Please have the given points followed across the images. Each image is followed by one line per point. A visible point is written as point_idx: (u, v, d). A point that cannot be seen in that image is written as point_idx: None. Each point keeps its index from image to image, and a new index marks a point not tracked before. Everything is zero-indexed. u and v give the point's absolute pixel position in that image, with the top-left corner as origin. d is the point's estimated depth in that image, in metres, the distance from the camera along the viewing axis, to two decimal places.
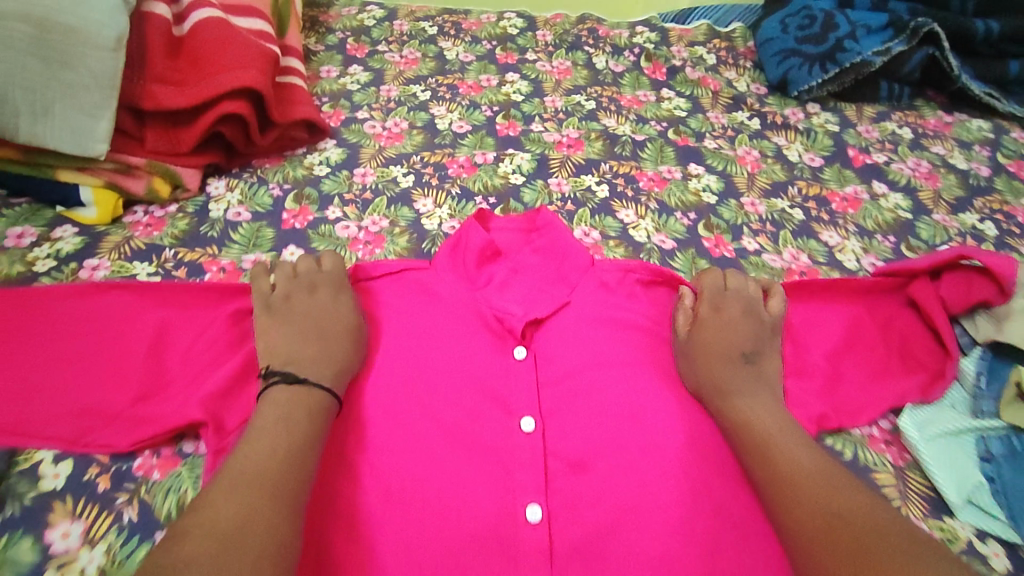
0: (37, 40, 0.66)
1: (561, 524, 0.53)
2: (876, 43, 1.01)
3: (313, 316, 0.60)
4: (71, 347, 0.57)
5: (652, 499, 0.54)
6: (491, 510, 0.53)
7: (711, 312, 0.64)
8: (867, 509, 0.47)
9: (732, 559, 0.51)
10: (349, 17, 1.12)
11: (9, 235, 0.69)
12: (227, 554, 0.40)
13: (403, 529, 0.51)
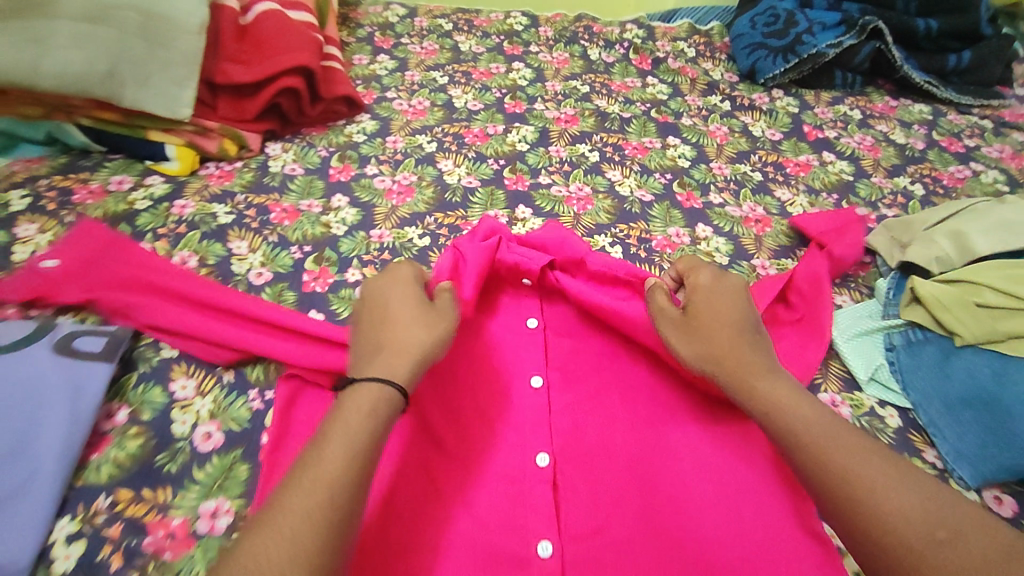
0: (142, 25, 0.83)
1: (556, 390, 0.68)
2: (830, 37, 1.17)
3: (366, 312, 0.61)
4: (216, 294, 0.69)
5: (627, 376, 0.70)
6: (505, 378, 0.69)
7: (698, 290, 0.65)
8: (933, 537, 0.46)
9: (688, 423, 0.66)
10: (376, 14, 1.29)
11: (112, 181, 0.85)
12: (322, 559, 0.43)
13: (437, 388, 0.67)
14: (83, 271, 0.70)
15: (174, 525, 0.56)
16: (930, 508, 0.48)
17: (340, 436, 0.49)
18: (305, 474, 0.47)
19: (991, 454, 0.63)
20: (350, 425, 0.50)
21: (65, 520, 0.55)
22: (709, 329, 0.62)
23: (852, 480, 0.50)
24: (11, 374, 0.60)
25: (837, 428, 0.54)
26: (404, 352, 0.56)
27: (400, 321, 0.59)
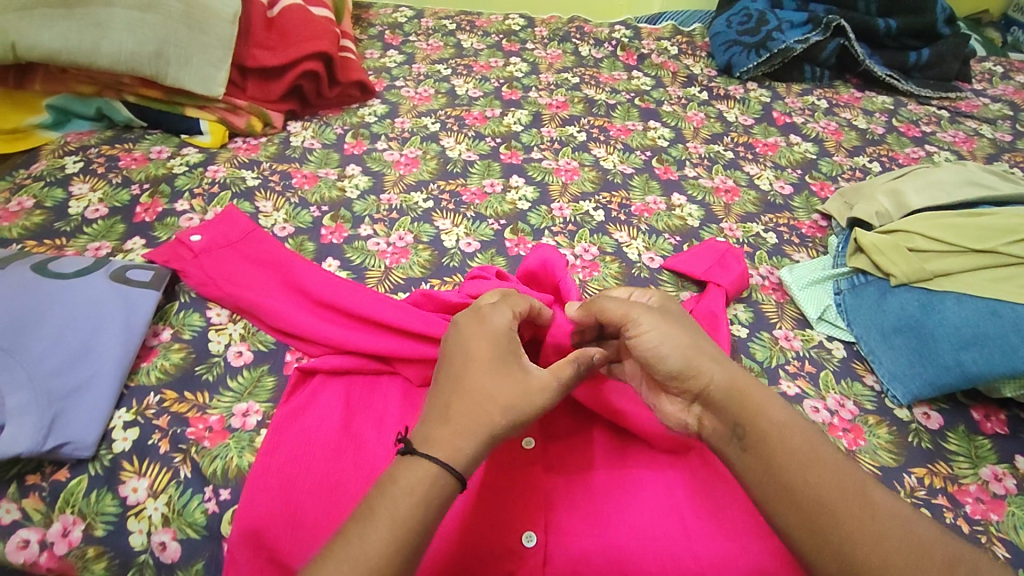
0: (185, 14, 0.95)
1: None
2: (798, 35, 1.30)
3: (441, 369, 0.54)
4: (320, 294, 0.72)
5: None
6: None
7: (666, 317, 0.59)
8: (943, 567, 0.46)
9: None
10: (387, 15, 1.42)
11: (153, 151, 0.96)
12: None
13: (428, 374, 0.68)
14: (214, 251, 0.76)
15: (212, 421, 0.65)
16: (942, 544, 0.47)
17: (382, 529, 0.44)
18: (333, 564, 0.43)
19: (918, 371, 0.72)
20: (398, 510, 0.45)
21: (121, 411, 0.64)
22: (684, 336, 0.57)
23: (863, 526, 0.47)
24: (73, 297, 0.68)
25: (836, 461, 0.51)
26: (471, 435, 0.49)
27: (474, 394, 0.51)
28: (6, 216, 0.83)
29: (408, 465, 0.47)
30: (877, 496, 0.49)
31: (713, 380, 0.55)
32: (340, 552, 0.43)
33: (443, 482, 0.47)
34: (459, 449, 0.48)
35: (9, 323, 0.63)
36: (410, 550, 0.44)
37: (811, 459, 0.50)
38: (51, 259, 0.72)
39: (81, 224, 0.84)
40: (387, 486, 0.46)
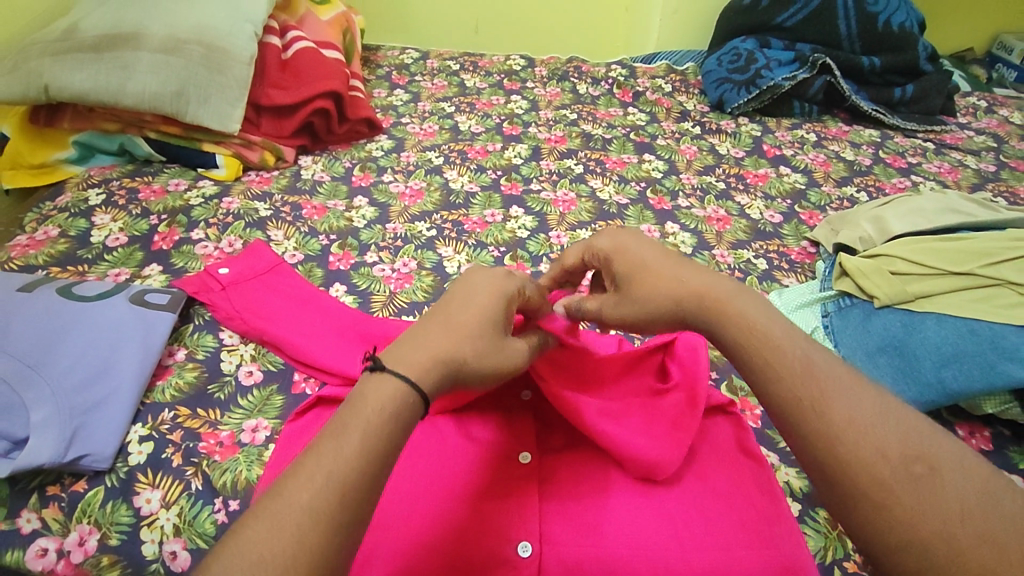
0: (206, 57, 1.01)
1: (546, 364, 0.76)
2: (785, 72, 1.36)
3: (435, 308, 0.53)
4: (342, 326, 0.76)
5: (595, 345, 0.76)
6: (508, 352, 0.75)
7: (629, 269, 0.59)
8: (908, 473, 0.39)
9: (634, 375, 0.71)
10: (394, 57, 1.50)
11: (171, 184, 1.01)
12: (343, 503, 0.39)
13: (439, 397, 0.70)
14: (243, 283, 0.81)
15: (223, 436, 0.68)
16: (908, 442, 0.40)
17: (352, 443, 0.41)
18: (301, 472, 0.39)
19: (904, 389, 0.75)
20: (370, 423, 0.42)
21: (137, 426, 0.67)
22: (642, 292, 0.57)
23: (815, 427, 0.43)
24: (94, 317, 0.72)
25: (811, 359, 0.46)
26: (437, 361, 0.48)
27: (451, 326, 0.51)
28: (32, 245, 0.88)
29: (379, 381, 0.45)
30: (848, 398, 0.43)
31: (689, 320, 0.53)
32: (313, 464, 0.40)
33: (412, 400, 0.45)
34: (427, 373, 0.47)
35: (35, 342, 0.67)
36: (382, 466, 0.41)
37: (766, 363, 0.47)
38: (76, 284, 0.76)
39: (102, 251, 0.88)
40: (356, 401, 0.44)
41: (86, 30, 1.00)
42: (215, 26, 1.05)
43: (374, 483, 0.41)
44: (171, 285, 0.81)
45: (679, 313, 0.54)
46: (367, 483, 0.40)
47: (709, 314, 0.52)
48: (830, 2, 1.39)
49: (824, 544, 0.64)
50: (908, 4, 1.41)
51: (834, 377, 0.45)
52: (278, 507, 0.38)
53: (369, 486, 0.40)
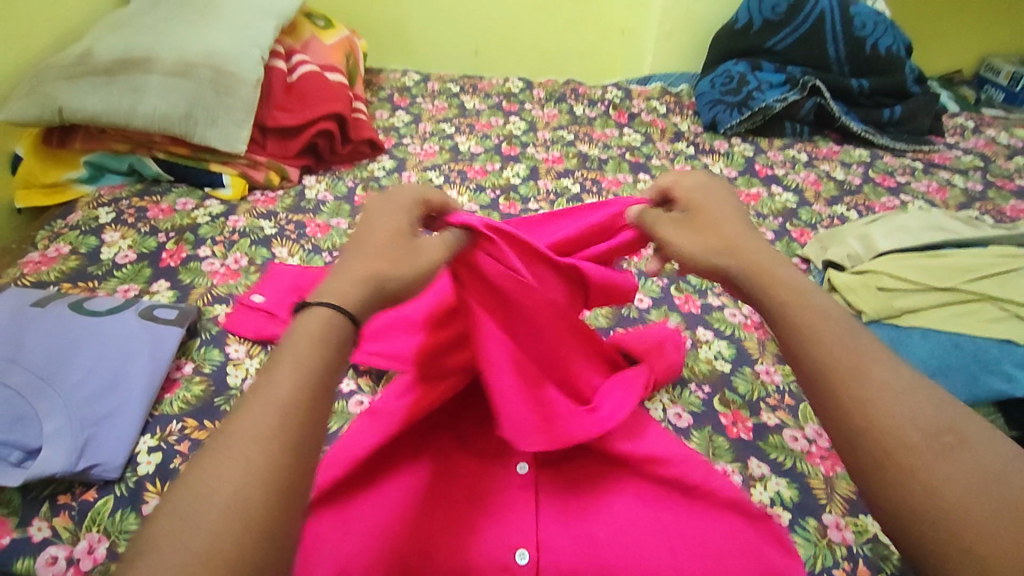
0: (214, 81, 1.05)
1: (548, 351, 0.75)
2: (777, 94, 1.40)
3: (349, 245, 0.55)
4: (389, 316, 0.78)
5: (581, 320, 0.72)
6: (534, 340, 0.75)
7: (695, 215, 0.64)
8: (938, 443, 0.42)
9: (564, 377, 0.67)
10: (396, 79, 1.54)
11: (179, 203, 1.04)
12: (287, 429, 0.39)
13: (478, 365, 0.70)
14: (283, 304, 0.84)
15: None
16: (937, 414, 0.43)
17: (288, 372, 0.42)
18: (243, 407, 0.40)
19: None
20: (299, 352, 0.43)
21: (146, 437, 0.69)
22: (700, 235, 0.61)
23: (853, 394, 0.45)
24: (105, 330, 0.74)
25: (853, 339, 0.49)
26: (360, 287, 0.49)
27: (367, 252, 0.53)
28: (44, 261, 0.91)
29: (306, 315, 0.46)
30: (886, 369, 0.46)
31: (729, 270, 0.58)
32: (253, 397, 0.41)
33: (339, 323, 0.46)
34: (351, 293, 0.48)
35: (48, 355, 0.69)
36: (321, 390, 0.42)
37: (811, 333, 0.50)
38: (86, 299, 0.79)
39: (112, 268, 0.91)
40: (289, 334, 0.45)
41: (99, 55, 1.03)
42: (224, 50, 1.08)
43: (317, 407, 0.42)
44: (180, 302, 0.84)
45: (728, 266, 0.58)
46: (307, 410, 0.41)
47: (757, 277, 0.56)
48: (819, 26, 1.43)
49: (815, 552, 0.65)
50: (894, 28, 1.46)
51: (870, 351, 0.48)
52: (226, 435, 0.39)
53: (312, 410, 0.41)
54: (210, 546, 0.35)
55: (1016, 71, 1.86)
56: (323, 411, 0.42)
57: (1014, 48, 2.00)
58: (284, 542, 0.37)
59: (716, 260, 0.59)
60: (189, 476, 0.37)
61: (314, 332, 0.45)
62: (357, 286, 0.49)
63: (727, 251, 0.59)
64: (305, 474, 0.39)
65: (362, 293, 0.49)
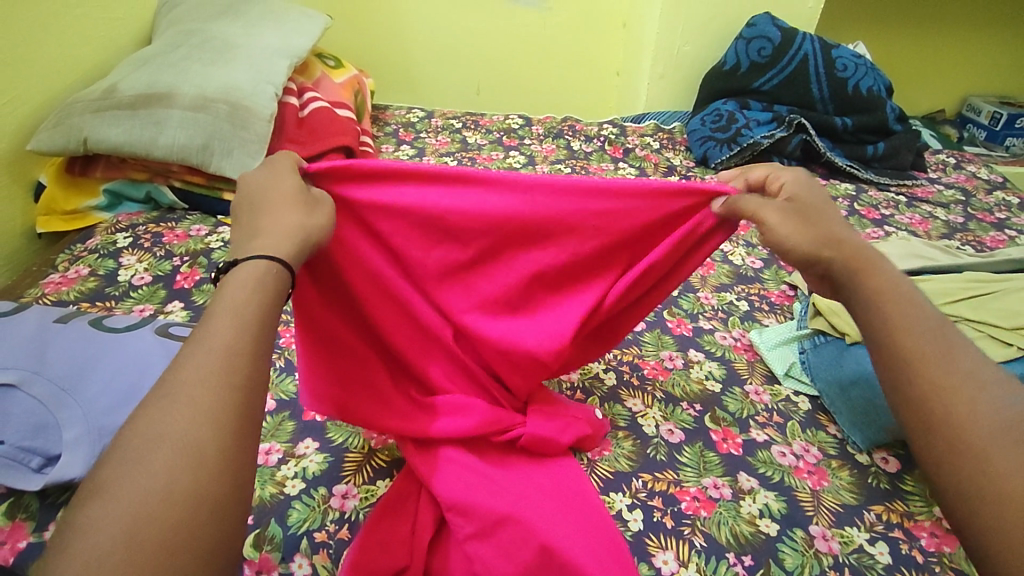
0: (231, 114, 1.11)
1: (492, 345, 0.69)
2: (764, 131, 1.47)
3: (244, 210, 0.57)
4: None
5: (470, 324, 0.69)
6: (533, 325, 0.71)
7: (800, 205, 0.64)
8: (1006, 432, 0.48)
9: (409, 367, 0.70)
10: (401, 116, 1.61)
11: (193, 229, 1.09)
12: (229, 369, 0.45)
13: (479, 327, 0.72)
14: None
15: None
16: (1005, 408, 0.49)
17: (221, 326, 0.47)
18: (192, 352, 0.46)
19: (873, 418, 0.78)
20: (235, 298, 0.49)
21: None
22: (805, 223, 0.63)
23: (929, 370, 0.52)
24: (120, 342, 0.77)
25: (932, 322, 0.55)
26: (291, 237, 0.55)
27: (264, 215, 0.56)
28: (64, 282, 0.95)
29: (246, 269, 0.51)
30: (963, 360, 0.52)
31: (830, 264, 0.61)
32: (197, 340, 0.46)
33: (285, 272, 0.52)
34: (285, 250, 0.53)
35: (70, 366, 0.72)
36: (260, 330, 0.48)
37: (892, 310, 0.56)
38: (105, 317, 0.83)
39: (128, 289, 0.95)
40: (221, 289, 0.50)
41: (123, 90, 1.10)
42: (240, 86, 1.15)
43: (258, 347, 0.47)
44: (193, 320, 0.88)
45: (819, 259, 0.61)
46: (246, 354, 0.46)
47: (850, 268, 0.60)
48: (803, 67, 1.51)
49: (802, 562, 0.67)
50: (875, 70, 1.54)
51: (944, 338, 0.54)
52: (168, 387, 0.44)
53: (249, 356, 0.46)
54: (165, 481, 0.40)
55: (996, 110, 1.94)
56: (259, 357, 0.47)
57: (993, 89, 2.09)
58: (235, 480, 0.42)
59: (818, 247, 0.61)
60: (139, 428, 0.42)
61: (257, 283, 0.50)
62: (289, 243, 0.54)
63: (832, 240, 0.61)
64: (253, 415, 0.45)
65: (296, 245, 0.55)
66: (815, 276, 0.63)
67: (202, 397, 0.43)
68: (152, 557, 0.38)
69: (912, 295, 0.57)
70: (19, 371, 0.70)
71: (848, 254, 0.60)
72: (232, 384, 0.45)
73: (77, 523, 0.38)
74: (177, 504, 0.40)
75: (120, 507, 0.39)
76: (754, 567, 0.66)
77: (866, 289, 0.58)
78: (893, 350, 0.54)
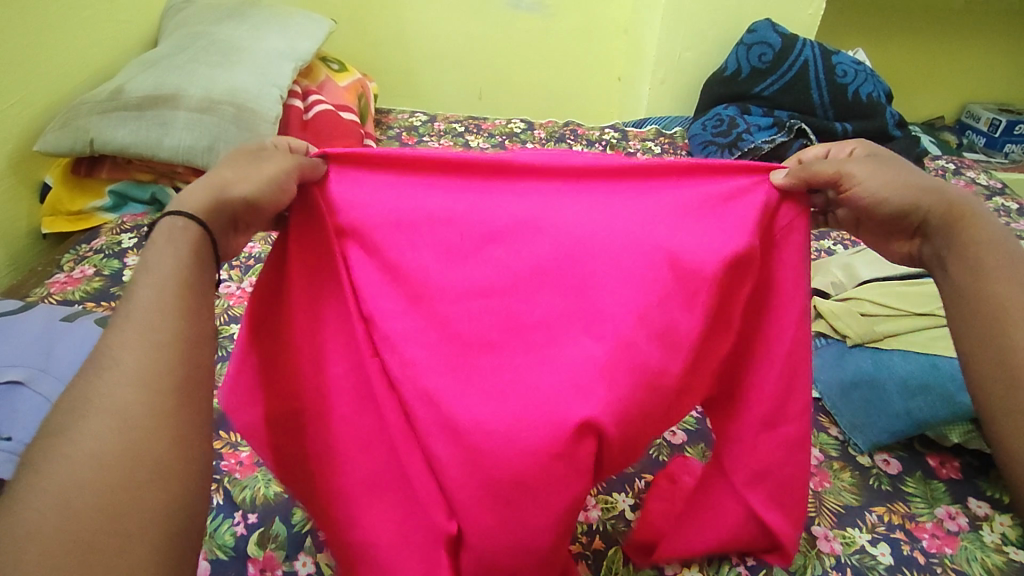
0: (237, 116, 1.12)
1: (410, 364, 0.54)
2: (765, 136, 1.47)
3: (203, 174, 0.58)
4: None
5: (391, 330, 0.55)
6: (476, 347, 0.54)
7: (879, 163, 0.58)
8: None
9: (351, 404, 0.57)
10: (404, 120, 1.62)
11: None
12: (156, 334, 0.45)
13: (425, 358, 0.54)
14: None
15: (242, 457, 0.74)
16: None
17: (148, 291, 0.47)
18: (118, 324, 0.45)
19: (875, 419, 0.79)
20: (156, 261, 0.49)
21: None
22: (887, 174, 0.57)
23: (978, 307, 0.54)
24: None
25: (999, 267, 0.54)
26: (210, 191, 0.52)
27: (264, 155, 0.57)
28: (70, 282, 0.96)
29: (161, 224, 0.51)
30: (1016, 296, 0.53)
31: (927, 213, 0.57)
32: (123, 311, 0.46)
33: (196, 231, 0.51)
34: (247, 188, 0.54)
35: (78, 365, 0.72)
36: (187, 295, 0.48)
37: (965, 253, 0.55)
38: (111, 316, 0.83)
39: None
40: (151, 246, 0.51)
41: (130, 92, 1.10)
42: (246, 89, 1.16)
43: (186, 310, 0.47)
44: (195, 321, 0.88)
45: (913, 210, 0.57)
46: (173, 318, 0.46)
47: (944, 218, 0.57)
48: (803, 73, 1.52)
49: (805, 562, 0.66)
50: (874, 76, 1.55)
51: (1005, 279, 0.54)
52: (97, 354, 0.44)
53: (177, 320, 0.46)
54: (96, 453, 0.40)
55: (994, 117, 1.95)
56: (194, 315, 0.47)
57: (992, 97, 2.10)
58: (182, 438, 0.42)
59: (915, 197, 0.57)
60: (79, 397, 0.42)
61: (165, 241, 0.50)
62: (256, 185, 0.54)
63: (930, 188, 0.57)
64: (194, 378, 0.45)
65: (210, 201, 0.52)
66: (909, 228, 0.59)
67: (127, 364, 0.43)
68: (91, 524, 0.38)
69: (999, 242, 0.55)
70: (26, 369, 0.70)
71: (951, 201, 0.57)
72: (160, 351, 0.44)
73: (23, 495, 0.38)
74: (113, 473, 0.39)
75: (54, 482, 0.39)
76: (757, 567, 0.66)
77: (950, 239, 0.56)
78: (959, 288, 0.55)
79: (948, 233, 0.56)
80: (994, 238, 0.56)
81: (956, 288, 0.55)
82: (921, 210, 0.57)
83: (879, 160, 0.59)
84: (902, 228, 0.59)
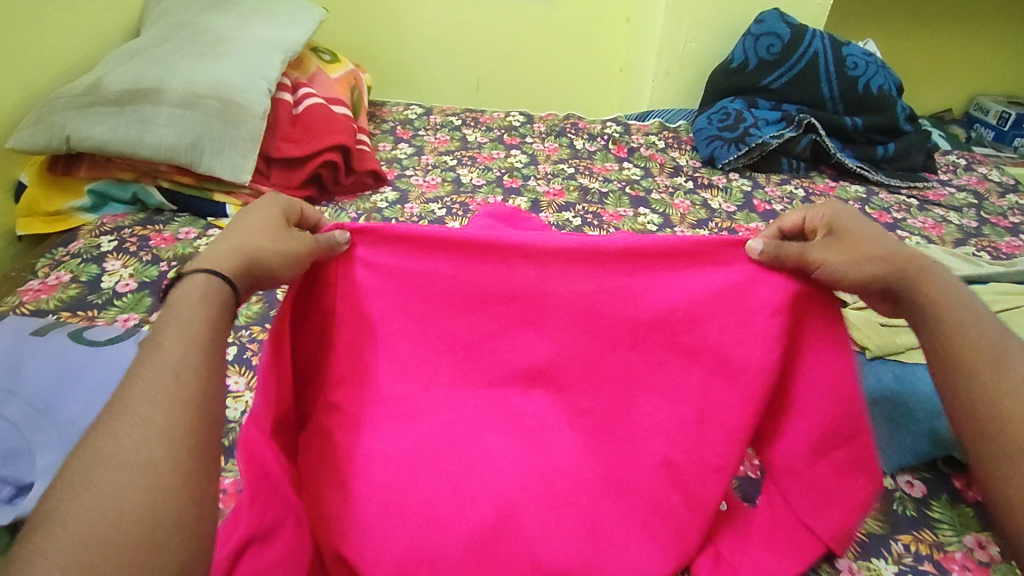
0: (223, 111, 1.06)
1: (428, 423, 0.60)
2: (773, 131, 1.42)
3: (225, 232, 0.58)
4: None
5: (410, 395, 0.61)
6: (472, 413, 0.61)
7: (840, 239, 0.59)
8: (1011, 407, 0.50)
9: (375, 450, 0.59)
10: (399, 113, 1.57)
11: (181, 232, 1.04)
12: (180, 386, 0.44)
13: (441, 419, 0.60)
14: None
15: (226, 484, 0.68)
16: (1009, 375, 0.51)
17: (172, 339, 0.47)
18: (143, 373, 0.45)
19: (899, 439, 0.74)
20: (183, 314, 0.48)
21: None
22: (848, 249, 0.58)
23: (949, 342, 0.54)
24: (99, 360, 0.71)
25: (965, 316, 0.55)
26: (241, 252, 0.53)
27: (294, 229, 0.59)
28: (44, 290, 0.90)
29: (187, 281, 0.51)
30: (982, 333, 0.54)
31: (894, 278, 0.57)
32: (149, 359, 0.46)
33: (224, 290, 0.51)
34: (273, 252, 0.55)
35: (46, 385, 0.67)
36: (216, 350, 0.48)
37: (937, 305, 0.56)
38: (86, 329, 0.78)
39: (112, 296, 0.90)
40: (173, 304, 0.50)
41: (108, 86, 1.04)
42: (232, 82, 1.10)
43: (213, 364, 0.47)
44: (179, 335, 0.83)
45: (882, 277, 0.57)
46: (200, 372, 0.46)
47: (911, 279, 0.57)
48: (813, 65, 1.47)
49: None
50: (885, 69, 1.50)
51: (973, 324, 0.54)
52: (121, 407, 0.43)
53: (205, 374, 0.46)
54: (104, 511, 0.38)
55: (1004, 110, 1.91)
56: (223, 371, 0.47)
57: (999, 89, 2.06)
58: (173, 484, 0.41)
59: (876, 267, 0.57)
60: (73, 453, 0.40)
61: (198, 298, 0.49)
62: (279, 247, 0.56)
63: (893, 254, 0.58)
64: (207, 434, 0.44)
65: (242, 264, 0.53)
66: (876, 296, 0.59)
67: (154, 418, 0.42)
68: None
69: (960, 296, 0.57)
70: None
71: (913, 265, 0.57)
72: (187, 405, 0.43)
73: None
74: (114, 535, 0.37)
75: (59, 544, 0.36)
76: None
77: (922, 297, 0.56)
78: (934, 338, 0.55)
79: (917, 293, 0.56)
80: (953, 294, 0.57)
81: (932, 341, 0.55)
82: (888, 275, 0.57)
83: (838, 237, 0.59)
84: (869, 297, 0.59)
